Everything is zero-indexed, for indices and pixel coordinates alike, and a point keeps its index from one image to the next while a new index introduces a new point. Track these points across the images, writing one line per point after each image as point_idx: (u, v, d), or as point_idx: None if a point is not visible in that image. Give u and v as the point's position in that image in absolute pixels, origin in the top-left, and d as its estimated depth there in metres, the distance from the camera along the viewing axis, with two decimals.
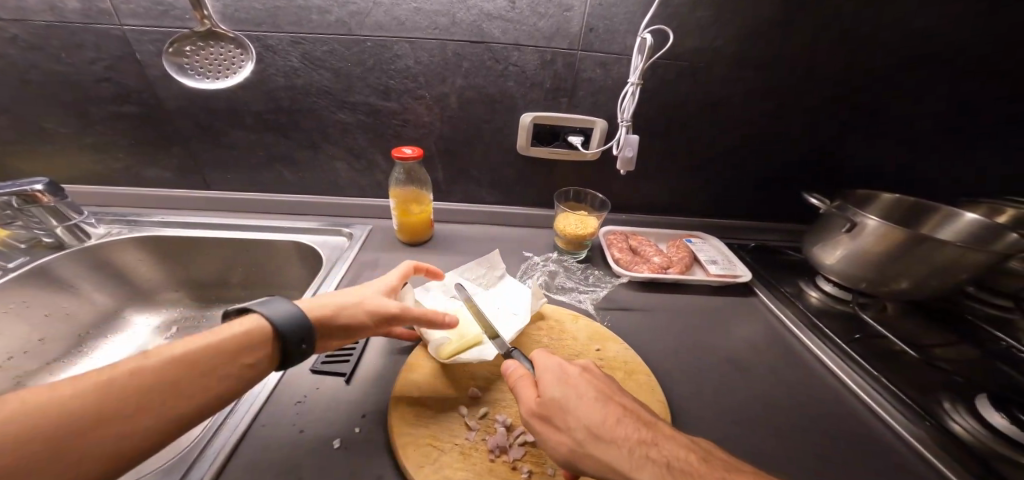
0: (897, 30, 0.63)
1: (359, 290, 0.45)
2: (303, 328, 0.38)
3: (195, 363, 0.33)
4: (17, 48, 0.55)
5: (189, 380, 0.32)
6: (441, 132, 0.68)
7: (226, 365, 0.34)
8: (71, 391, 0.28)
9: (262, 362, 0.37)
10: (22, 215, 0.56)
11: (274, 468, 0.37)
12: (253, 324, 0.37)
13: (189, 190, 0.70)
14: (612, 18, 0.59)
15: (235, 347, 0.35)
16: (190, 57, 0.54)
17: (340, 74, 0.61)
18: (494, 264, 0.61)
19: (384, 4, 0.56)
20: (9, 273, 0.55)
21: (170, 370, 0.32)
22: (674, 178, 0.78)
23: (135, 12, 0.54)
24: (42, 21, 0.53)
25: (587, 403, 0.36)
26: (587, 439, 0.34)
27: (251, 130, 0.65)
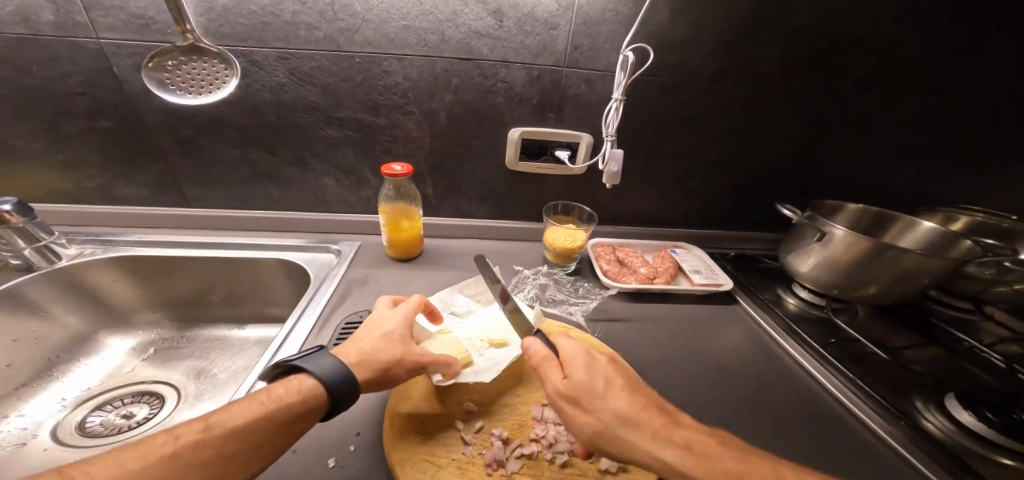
0: (855, 52, 0.68)
1: (393, 339, 0.43)
2: (349, 385, 0.37)
3: (250, 435, 0.32)
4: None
5: (244, 454, 0.31)
6: (430, 147, 0.69)
7: (279, 434, 0.33)
8: (137, 467, 0.27)
9: (313, 423, 0.36)
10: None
11: None
12: (305, 385, 0.36)
13: (167, 207, 0.68)
14: (595, 37, 0.62)
15: (287, 409, 0.34)
16: (171, 73, 0.54)
17: (328, 90, 0.61)
18: (491, 280, 0.62)
19: (373, 22, 0.57)
20: None
21: (228, 439, 0.31)
22: (658, 190, 0.80)
23: (113, 26, 0.52)
24: (14, 34, 0.52)
25: (614, 390, 0.37)
26: (616, 423, 0.35)
27: (236, 145, 0.64)
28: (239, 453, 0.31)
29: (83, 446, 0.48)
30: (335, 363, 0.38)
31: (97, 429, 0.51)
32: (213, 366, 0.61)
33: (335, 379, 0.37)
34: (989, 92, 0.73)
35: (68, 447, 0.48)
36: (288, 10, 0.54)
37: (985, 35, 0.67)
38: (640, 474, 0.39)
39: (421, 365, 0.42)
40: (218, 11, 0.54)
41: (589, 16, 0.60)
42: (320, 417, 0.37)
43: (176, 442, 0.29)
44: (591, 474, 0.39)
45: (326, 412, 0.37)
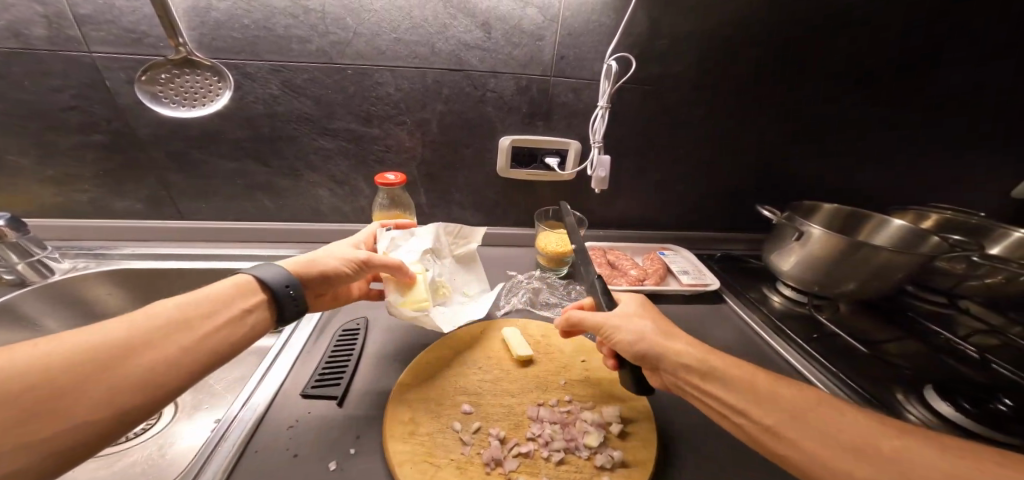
0: (827, 59, 0.71)
1: (330, 247, 0.50)
2: (289, 279, 0.43)
3: (198, 309, 0.37)
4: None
5: (196, 323, 0.36)
6: (422, 157, 0.70)
7: (225, 310, 0.38)
8: (98, 333, 0.32)
9: (264, 317, 0.41)
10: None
11: None
12: (244, 280, 0.42)
13: (161, 221, 0.68)
14: (580, 47, 0.64)
15: (232, 301, 0.39)
16: (164, 85, 0.54)
17: (321, 101, 0.62)
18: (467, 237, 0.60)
19: (365, 35, 0.58)
20: None
21: (175, 318, 0.35)
22: (645, 194, 0.83)
23: (105, 40, 0.52)
24: (4, 48, 0.51)
25: (634, 320, 0.43)
26: (659, 341, 0.41)
27: (230, 158, 0.64)
28: (188, 327, 0.35)
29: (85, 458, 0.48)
30: (280, 266, 0.44)
31: None
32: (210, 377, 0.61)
33: (280, 274, 0.43)
34: (946, 96, 0.78)
35: None
36: (281, 24, 0.55)
37: (986, 33, 0.71)
38: (635, 471, 0.41)
39: (348, 254, 0.48)
40: (210, 25, 0.54)
41: (574, 28, 0.62)
42: (269, 313, 0.41)
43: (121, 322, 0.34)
44: (587, 470, 0.41)
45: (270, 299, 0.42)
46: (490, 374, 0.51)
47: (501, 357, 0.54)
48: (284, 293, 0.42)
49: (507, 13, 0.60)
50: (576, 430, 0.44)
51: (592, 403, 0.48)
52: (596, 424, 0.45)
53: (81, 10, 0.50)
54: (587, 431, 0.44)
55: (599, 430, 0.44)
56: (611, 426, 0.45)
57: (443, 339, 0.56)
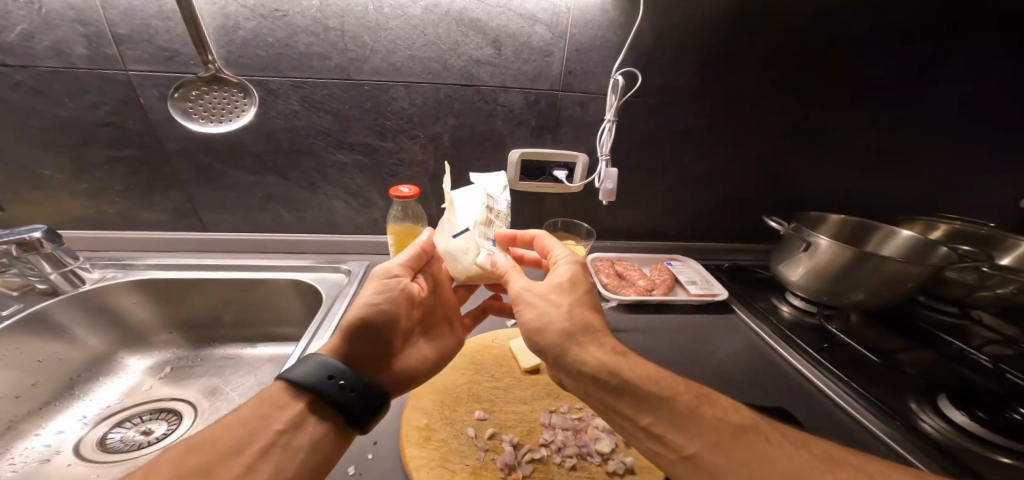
0: (831, 70, 0.73)
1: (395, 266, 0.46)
2: (331, 369, 0.38)
3: (223, 448, 0.32)
4: (20, 94, 0.56)
5: (223, 466, 0.31)
6: (435, 169, 0.72)
7: (259, 437, 0.33)
8: None
9: (314, 432, 0.35)
10: (28, 264, 0.55)
11: None
12: (276, 391, 0.37)
13: (184, 231, 0.71)
14: (588, 62, 0.66)
15: (266, 423, 0.34)
16: (195, 103, 0.57)
17: (338, 116, 0.64)
18: (419, 218, 0.68)
19: (381, 52, 0.61)
20: (5, 320, 0.53)
21: (203, 466, 0.31)
22: (651, 204, 0.84)
23: (141, 59, 0.55)
24: (47, 67, 0.54)
25: (548, 308, 0.43)
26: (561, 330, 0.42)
27: (250, 171, 0.67)
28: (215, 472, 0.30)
29: (107, 460, 0.50)
30: (314, 356, 0.39)
31: (119, 445, 0.52)
32: (227, 384, 0.62)
33: (315, 368, 0.37)
34: (950, 104, 0.79)
35: (92, 463, 0.49)
36: (302, 42, 0.58)
37: (984, 44, 0.72)
38: (648, 476, 0.41)
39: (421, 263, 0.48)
40: (238, 43, 0.57)
41: (581, 44, 0.65)
42: (323, 425, 0.36)
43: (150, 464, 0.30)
44: (601, 476, 0.41)
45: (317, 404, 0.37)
46: (502, 381, 0.52)
47: (513, 365, 0.55)
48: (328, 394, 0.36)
49: (517, 31, 0.62)
50: (588, 437, 0.45)
51: (602, 410, 0.49)
52: (607, 431, 0.46)
53: (120, 30, 0.53)
54: (599, 437, 0.45)
55: (610, 436, 0.45)
56: (622, 433, 0.46)
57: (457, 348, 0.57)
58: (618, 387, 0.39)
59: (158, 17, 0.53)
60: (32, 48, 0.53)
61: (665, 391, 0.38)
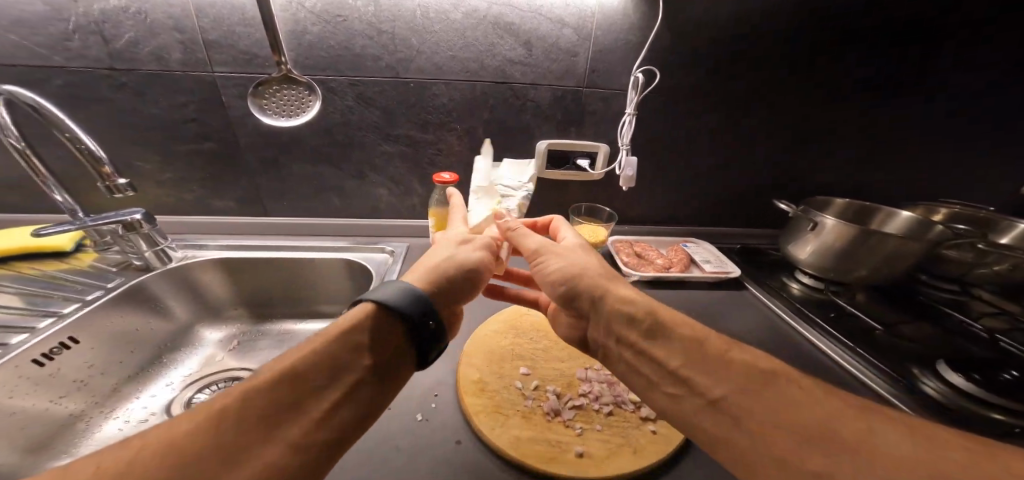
0: (819, 70, 0.77)
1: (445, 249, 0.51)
2: (419, 302, 0.40)
3: (310, 367, 0.34)
4: (121, 95, 0.64)
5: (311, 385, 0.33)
6: (470, 159, 0.79)
7: (345, 360, 0.35)
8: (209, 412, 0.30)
9: (393, 366, 0.38)
10: (131, 242, 0.63)
11: (375, 438, 0.44)
12: (362, 311, 0.39)
13: (246, 217, 0.78)
14: (611, 61, 0.72)
15: (355, 347, 0.36)
16: (269, 99, 0.66)
17: (386, 111, 0.71)
18: (456, 202, 0.74)
19: (426, 53, 0.67)
20: (112, 291, 0.61)
21: (297, 382, 0.33)
22: (669, 191, 0.90)
23: (225, 61, 0.62)
24: (148, 70, 0.62)
25: (583, 257, 0.52)
26: (593, 271, 0.50)
27: (306, 162, 0.74)
28: (314, 388, 0.33)
29: None
30: (402, 285, 0.41)
31: None
32: None
33: (402, 299, 0.40)
34: (960, 94, 0.83)
35: None
36: (358, 45, 0.64)
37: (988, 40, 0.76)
38: None
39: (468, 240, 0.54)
40: (305, 46, 0.63)
41: (605, 45, 0.71)
42: (402, 358, 0.39)
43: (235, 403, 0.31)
44: (634, 419, 0.48)
45: (403, 336, 0.39)
46: (541, 343, 0.59)
47: (549, 330, 0.62)
48: (415, 326, 0.39)
49: (546, 33, 0.68)
50: (621, 388, 0.52)
51: None
52: None
53: (210, 36, 0.60)
54: (630, 389, 0.52)
55: None
56: None
57: (496, 316, 0.64)
58: (643, 329, 0.43)
59: (242, 23, 0.60)
60: (136, 53, 0.60)
61: (694, 337, 0.41)
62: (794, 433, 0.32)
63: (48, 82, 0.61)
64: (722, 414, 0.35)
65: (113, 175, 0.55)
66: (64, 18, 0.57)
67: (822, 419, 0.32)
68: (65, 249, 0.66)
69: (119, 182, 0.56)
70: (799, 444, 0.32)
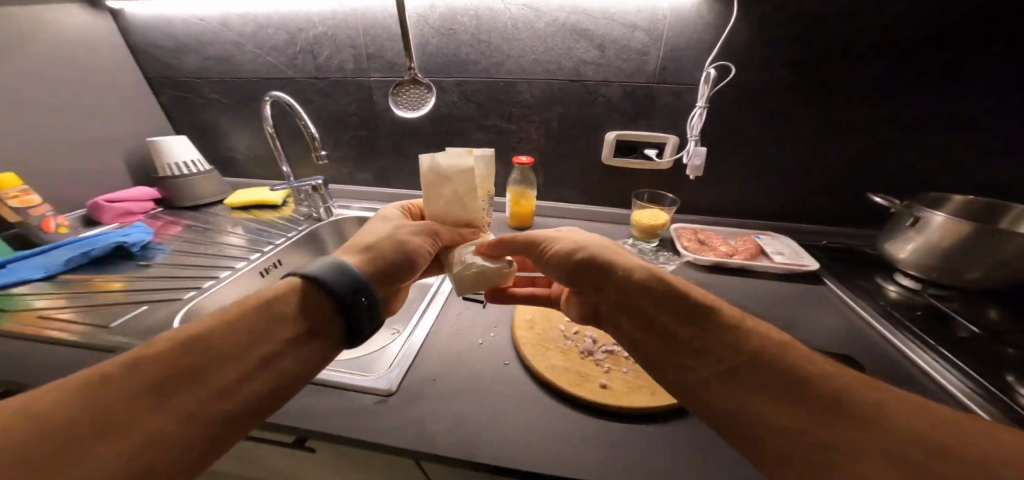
0: (853, 66, 0.73)
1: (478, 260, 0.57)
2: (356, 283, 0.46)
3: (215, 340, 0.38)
4: (319, 96, 0.97)
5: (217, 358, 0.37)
6: (544, 147, 0.92)
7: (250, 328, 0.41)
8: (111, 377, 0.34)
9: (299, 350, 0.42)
10: (315, 200, 0.95)
11: (448, 345, 0.58)
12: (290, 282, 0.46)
13: (378, 187, 1.06)
14: (681, 58, 0.77)
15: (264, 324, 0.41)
16: (400, 96, 0.87)
17: (480, 106, 0.89)
18: (528, 182, 0.86)
19: (514, 58, 0.82)
20: (301, 232, 0.92)
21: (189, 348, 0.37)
22: (742, 183, 0.89)
23: (378, 69, 0.90)
24: (334, 77, 0.93)
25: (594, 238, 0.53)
26: (602, 250, 0.50)
27: (419, 145, 0.97)
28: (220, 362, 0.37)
29: None
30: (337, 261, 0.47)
31: None
32: None
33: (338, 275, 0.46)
34: None
35: None
36: (464, 51, 0.83)
37: None
38: None
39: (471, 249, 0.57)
40: (427, 54, 0.84)
41: (676, 45, 0.76)
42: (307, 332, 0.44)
43: (125, 357, 0.34)
44: None
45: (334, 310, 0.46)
46: None
47: None
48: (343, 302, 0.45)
49: (618, 37, 0.77)
50: None
51: None
52: None
53: (372, 51, 0.88)
54: None
55: None
56: None
57: None
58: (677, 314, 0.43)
59: (392, 40, 0.86)
60: (332, 66, 0.92)
61: (702, 308, 0.42)
62: (821, 400, 0.33)
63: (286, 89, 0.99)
64: (748, 386, 0.36)
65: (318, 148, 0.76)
66: (295, 43, 0.92)
67: (843, 382, 0.34)
68: (276, 203, 1.04)
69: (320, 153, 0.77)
70: (816, 405, 0.33)
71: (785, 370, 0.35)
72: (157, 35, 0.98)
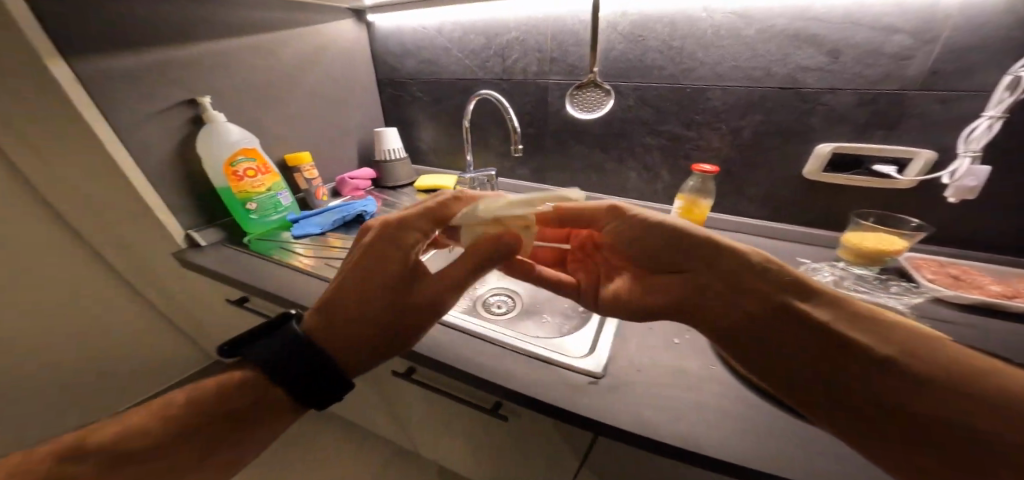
0: None
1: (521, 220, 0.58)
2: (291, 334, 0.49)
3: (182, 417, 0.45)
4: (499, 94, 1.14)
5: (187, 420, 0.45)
6: (729, 156, 0.87)
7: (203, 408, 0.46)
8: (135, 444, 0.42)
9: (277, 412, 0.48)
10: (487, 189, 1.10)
11: (642, 342, 0.60)
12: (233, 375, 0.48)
13: (538, 183, 1.19)
14: (968, 60, 0.64)
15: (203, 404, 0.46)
16: (576, 98, 0.95)
17: (656, 112, 0.88)
18: (704, 191, 0.82)
19: (710, 65, 0.80)
20: None
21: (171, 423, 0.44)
22: (1000, 211, 0.72)
23: (558, 73, 1.01)
24: (517, 78, 1.09)
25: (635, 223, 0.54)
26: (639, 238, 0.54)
27: (584, 145, 1.04)
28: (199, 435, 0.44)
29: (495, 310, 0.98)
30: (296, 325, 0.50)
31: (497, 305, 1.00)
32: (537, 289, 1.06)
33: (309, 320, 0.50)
34: None
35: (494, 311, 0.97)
36: (650, 57, 0.84)
37: None
38: None
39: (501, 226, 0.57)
40: (610, 60, 0.89)
41: (956, 45, 0.64)
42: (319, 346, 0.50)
43: (142, 424, 0.44)
44: None
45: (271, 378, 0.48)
46: None
47: None
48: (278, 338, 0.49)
49: (864, 41, 0.69)
50: None
51: None
52: None
53: (555, 56, 0.99)
54: None
55: None
56: None
57: None
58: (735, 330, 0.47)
59: (577, 44, 0.94)
60: (522, 71, 1.07)
61: (770, 289, 0.46)
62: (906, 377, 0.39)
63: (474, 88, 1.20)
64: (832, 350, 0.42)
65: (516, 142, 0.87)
66: (489, 48, 1.11)
67: (914, 345, 0.40)
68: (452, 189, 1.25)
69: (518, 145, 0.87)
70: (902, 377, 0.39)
71: (878, 343, 0.41)
72: (389, 42, 1.28)
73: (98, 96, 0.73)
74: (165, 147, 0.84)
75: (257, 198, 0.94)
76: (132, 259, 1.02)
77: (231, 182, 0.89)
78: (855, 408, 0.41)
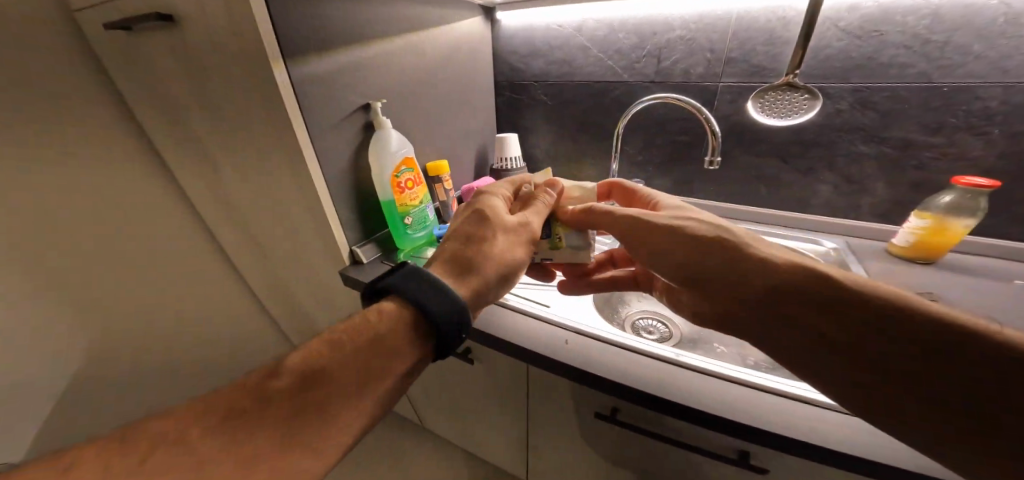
0: None
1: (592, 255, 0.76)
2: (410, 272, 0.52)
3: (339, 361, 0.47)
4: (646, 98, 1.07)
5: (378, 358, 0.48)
6: (992, 166, 0.73)
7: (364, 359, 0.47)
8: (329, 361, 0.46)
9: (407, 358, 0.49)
10: None
11: None
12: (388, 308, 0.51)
13: (684, 195, 1.10)
14: None
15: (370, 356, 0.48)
16: (764, 101, 0.85)
17: (886, 114, 0.77)
18: (957, 209, 0.72)
19: (990, 57, 0.67)
20: None
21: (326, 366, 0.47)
22: None
23: (734, 73, 0.92)
24: (673, 81, 1.01)
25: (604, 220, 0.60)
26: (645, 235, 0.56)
27: (758, 155, 0.93)
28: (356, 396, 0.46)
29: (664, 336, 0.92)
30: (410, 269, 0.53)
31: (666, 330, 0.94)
32: None
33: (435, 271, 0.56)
34: None
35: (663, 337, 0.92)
36: (888, 54, 0.73)
37: None
38: None
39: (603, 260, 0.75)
40: (819, 58, 0.78)
41: None
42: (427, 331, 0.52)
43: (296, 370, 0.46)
44: None
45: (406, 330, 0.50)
46: None
47: None
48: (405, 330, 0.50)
49: None
50: None
51: None
52: None
53: (733, 54, 0.90)
54: None
55: None
56: None
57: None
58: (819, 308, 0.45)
59: (765, 45, 0.86)
60: (686, 72, 0.98)
61: (829, 296, 0.45)
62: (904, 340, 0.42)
63: (611, 92, 1.13)
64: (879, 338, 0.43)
65: (712, 154, 0.76)
66: (642, 47, 1.03)
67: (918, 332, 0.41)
68: None
69: (715, 159, 0.76)
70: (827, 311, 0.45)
71: (840, 313, 0.44)
72: (514, 43, 1.23)
73: (302, 102, 0.74)
74: (344, 156, 0.85)
75: (413, 212, 0.94)
76: (290, 258, 1.05)
77: (395, 194, 0.90)
78: (938, 399, 0.40)
